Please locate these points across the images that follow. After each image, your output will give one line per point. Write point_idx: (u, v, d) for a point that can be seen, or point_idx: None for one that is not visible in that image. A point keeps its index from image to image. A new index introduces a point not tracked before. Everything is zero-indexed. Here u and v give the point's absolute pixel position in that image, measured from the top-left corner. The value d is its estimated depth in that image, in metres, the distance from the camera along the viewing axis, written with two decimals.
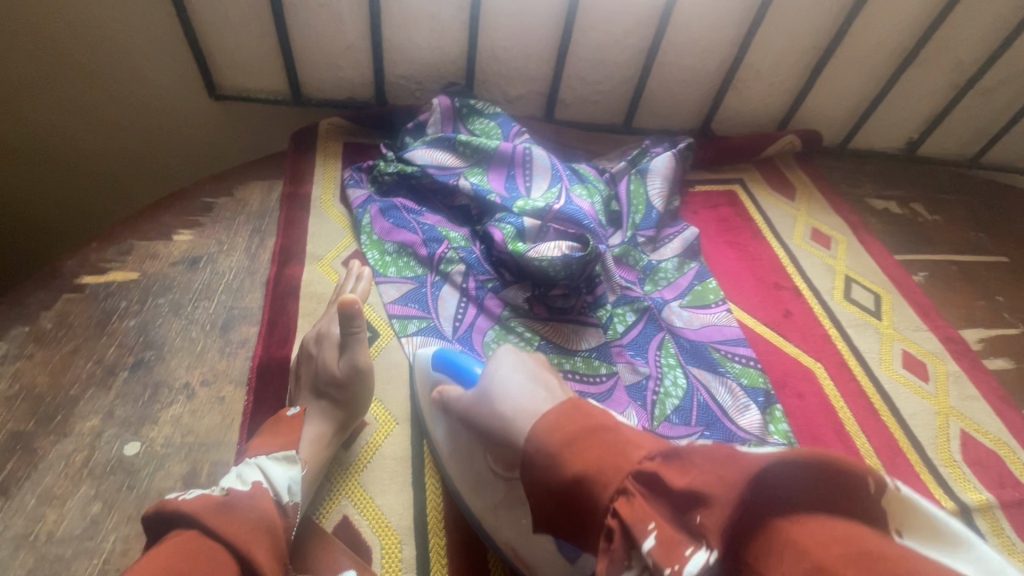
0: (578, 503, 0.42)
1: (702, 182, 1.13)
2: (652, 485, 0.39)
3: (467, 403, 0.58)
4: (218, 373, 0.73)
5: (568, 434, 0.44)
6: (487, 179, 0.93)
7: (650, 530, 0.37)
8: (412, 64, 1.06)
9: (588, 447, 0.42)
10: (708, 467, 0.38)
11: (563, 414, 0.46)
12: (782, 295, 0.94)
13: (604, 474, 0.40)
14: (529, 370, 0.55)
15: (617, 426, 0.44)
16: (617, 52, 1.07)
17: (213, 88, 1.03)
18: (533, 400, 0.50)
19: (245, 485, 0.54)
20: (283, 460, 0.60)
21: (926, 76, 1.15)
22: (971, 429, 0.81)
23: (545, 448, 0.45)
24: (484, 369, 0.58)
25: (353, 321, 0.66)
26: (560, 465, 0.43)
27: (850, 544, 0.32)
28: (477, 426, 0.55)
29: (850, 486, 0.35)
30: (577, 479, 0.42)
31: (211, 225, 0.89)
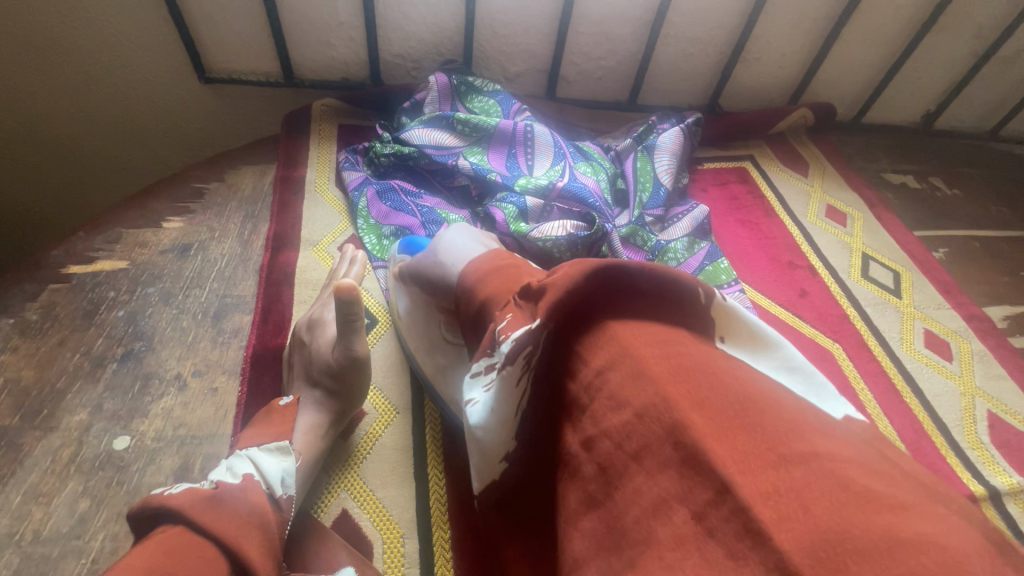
0: (479, 320, 0.45)
1: (711, 159, 1.09)
2: (526, 294, 0.40)
3: (419, 265, 0.61)
4: (211, 364, 0.70)
5: (486, 267, 0.48)
6: (487, 159, 0.89)
7: (506, 315, 0.40)
8: (407, 42, 1.02)
9: (497, 277, 0.46)
10: (569, 267, 0.39)
11: (496, 255, 0.50)
12: (797, 274, 0.90)
13: (502, 295, 0.44)
14: (475, 238, 0.58)
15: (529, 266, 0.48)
16: (621, 25, 1.02)
17: (201, 70, 0.99)
18: (472, 256, 0.54)
19: (235, 477, 0.50)
20: (277, 451, 0.56)
21: (945, 45, 1.10)
22: (999, 411, 0.77)
23: (466, 282, 0.49)
24: (436, 237, 0.61)
25: (353, 313, 0.61)
26: (476, 290, 0.47)
27: (665, 344, 0.36)
28: (426, 284, 0.59)
29: (677, 291, 0.40)
30: (481, 298, 0.46)
31: (202, 211, 0.86)
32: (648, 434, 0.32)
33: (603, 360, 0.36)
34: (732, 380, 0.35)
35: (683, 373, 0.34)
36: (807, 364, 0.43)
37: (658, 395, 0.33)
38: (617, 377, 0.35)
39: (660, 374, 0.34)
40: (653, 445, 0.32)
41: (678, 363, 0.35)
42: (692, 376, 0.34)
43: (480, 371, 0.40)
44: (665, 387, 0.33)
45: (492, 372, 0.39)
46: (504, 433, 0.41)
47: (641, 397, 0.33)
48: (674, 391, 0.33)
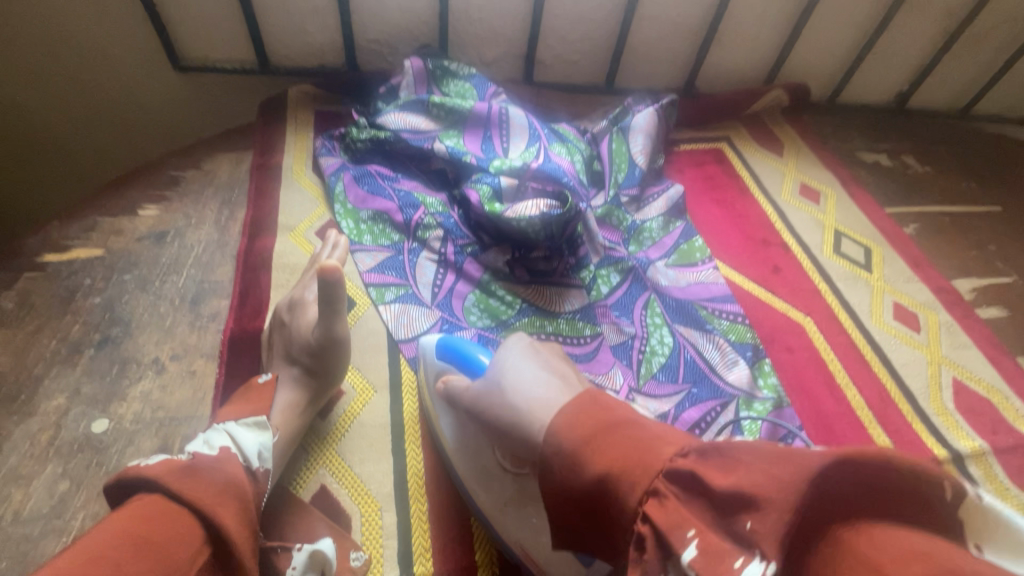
0: (606, 509, 0.38)
1: (688, 140, 1.10)
2: (686, 485, 0.36)
3: (478, 397, 0.53)
4: (189, 347, 0.70)
5: (590, 429, 0.41)
6: (462, 142, 0.90)
7: (690, 538, 0.34)
8: (382, 26, 1.02)
9: (612, 445, 0.40)
10: (758, 468, 0.35)
11: (581, 408, 0.43)
12: (770, 251, 0.92)
13: (630, 475, 0.37)
14: (539, 364, 0.52)
15: (631, 420, 0.42)
16: (595, 7, 1.03)
17: (175, 58, 0.98)
18: (552, 399, 0.47)
19: (212, 450, 0.51)
20: (255, 426, 0.57)
21: (915, 24, 1.11)
22: (964, 378, 0.79)
23: (561, 445, 0.42)
24: (495, 360, 0.54)
25: (333, 298, 0.62)
26: (581, 463, 0.40)
27: (923, 564, 0.30)
28: (492, 426, 0.51)
29: (905, 485, 0.33)
30: (594, 475, 0.39)
31: (178, 199, 0.86)
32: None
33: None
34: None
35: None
36: None
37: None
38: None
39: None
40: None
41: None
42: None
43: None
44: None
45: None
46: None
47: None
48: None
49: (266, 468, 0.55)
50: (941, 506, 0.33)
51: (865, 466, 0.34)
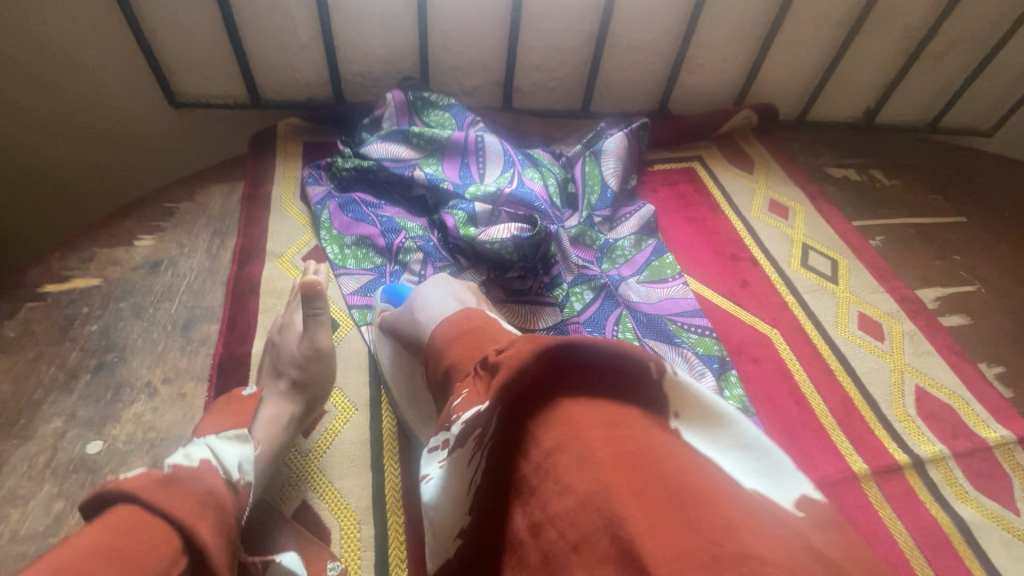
0: (444, 383, 0.54)
1: (662, 161, 1.14)
2: (482, 367, 0.48)
3: (397, 320, 0.69)
4: (179, 371, 0.74)
5: (454, 333, 0.56)
6: (441, 169, 0.95)
7: (461, 394, 0.48)
8: (367, 62, 1.07)
9: (460, 345, 0.54)
10: (519, 347, 0.46)
11: (461, 318, 0.58)
12: (739, 266, 0.96)
13: (466, 359, 0.52)
14: (451, 292, 0.68)
15: (490, 327, 0.56)
16: (568, 38, 1.08)
17: (171, 96, 1.04)
18: (446, 308, 0.64)
19: (192, 463, 0.52)
20: (236, 438, 0.59)
21: (876, 45, 1.16)
22: (927, 385, 0.82)
23: (436, 345, 0.58)
24: (416, 291, 0.69)
25: (315, 301, 0.69)
26: (444, 355, 0.55)
27: (622, 433, 0.39)
28: (402, 339, 0.68)
29: (631, 364, 0.43)
30: (446, 362, 0.54)
31: (172, 229, 0.91)
32: (591, 528, 0.35)
33: (553, 441, 0.40)
34: (677, 462, 0.38)
35: (628, 460, 0.37)
36: (761, 440, 0.43)
37: (598, 483, 0.36)
38: (565, 461, 0.38)
39: (601, 459, 0.38)
40: (591, 531, 0.35)
41: (623, 449, 0.38)
42: (635, 461, 0.38)
43: (437, 447, 0.48)
44: (608, 476, 0.37)
45: (446, 448, 0.47)
46: (455, 500, 0.47)
47: (582, 485, 0.37)
48: (629, 485, 0.36)
49: (247, 480, 0.56)
50: (650, 382, 0.44)
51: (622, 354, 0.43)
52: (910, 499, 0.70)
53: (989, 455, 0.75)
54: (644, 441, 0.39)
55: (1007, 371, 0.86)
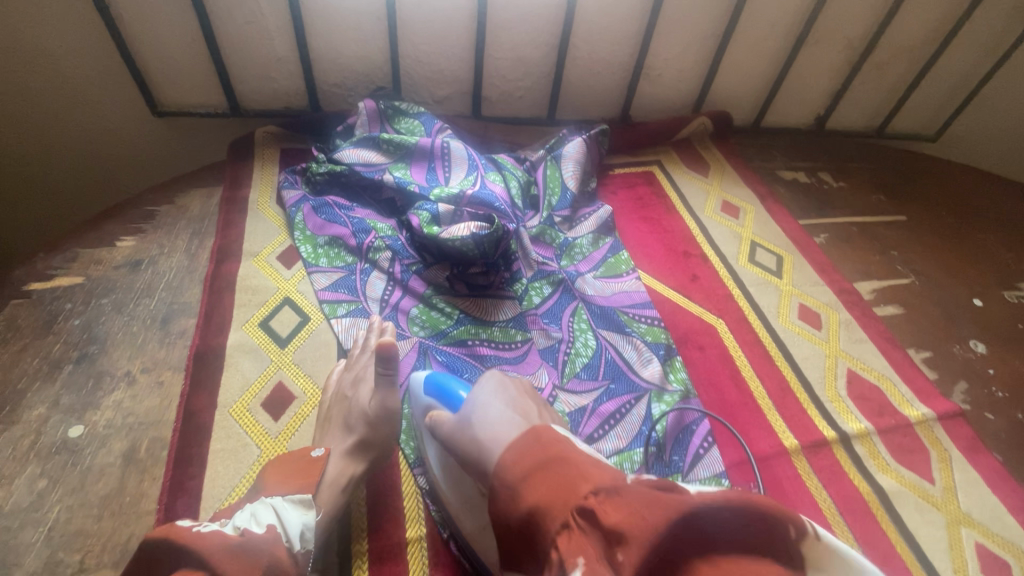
0: (534, 534, 0.47)
1: (622, 165, 1.21)
2: (588, 519, 0.43)
3: (455, 435, 0.62)
4: (158, 361, 0.79)
5: (530, 466, 0.50)
6: (410, 173, 1.01)
7: (577, 561, 0.41)
8: (341, 72, 1.13)
9: (542, 485, 0.48)
10: (633, 509, 0.42)
11: (527, 446, 0.52)
12: (690, 262, 1.02)
13: (555, 508, 0.46)
14: (507, 398, 0.62)
15: (569, 457, 0.50)
16: (532, 50, 1.15)
17: (154, 105, 1.09)
18: (504, 423, 0.58)
19: (259, 528, 0.57)
20: (299, 504, 0.62)
21: (821, 56, 1.24)
22: (858, 368, 0.89)
23: (508, 479, 0.51)
24: (471, 395, 0.64)
25: (388, 362, 0.71)
26: (520, 496, 0.49)
27: None
28: (459, 454, 0.61)
29: (767, 528, 0.39)
30: (528, 506, 0.48)
31: (153, 231, 0.96)
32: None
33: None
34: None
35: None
36: None
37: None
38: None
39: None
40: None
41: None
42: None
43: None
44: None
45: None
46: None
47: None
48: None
49: (307, 548, 0.60)
50: (791, 542, 0.39)
51: (732, 503, 0.40)
52: (835, 471, 0.77)
53: (910, 430, 0.81)
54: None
55: (933, 356, 0.93)
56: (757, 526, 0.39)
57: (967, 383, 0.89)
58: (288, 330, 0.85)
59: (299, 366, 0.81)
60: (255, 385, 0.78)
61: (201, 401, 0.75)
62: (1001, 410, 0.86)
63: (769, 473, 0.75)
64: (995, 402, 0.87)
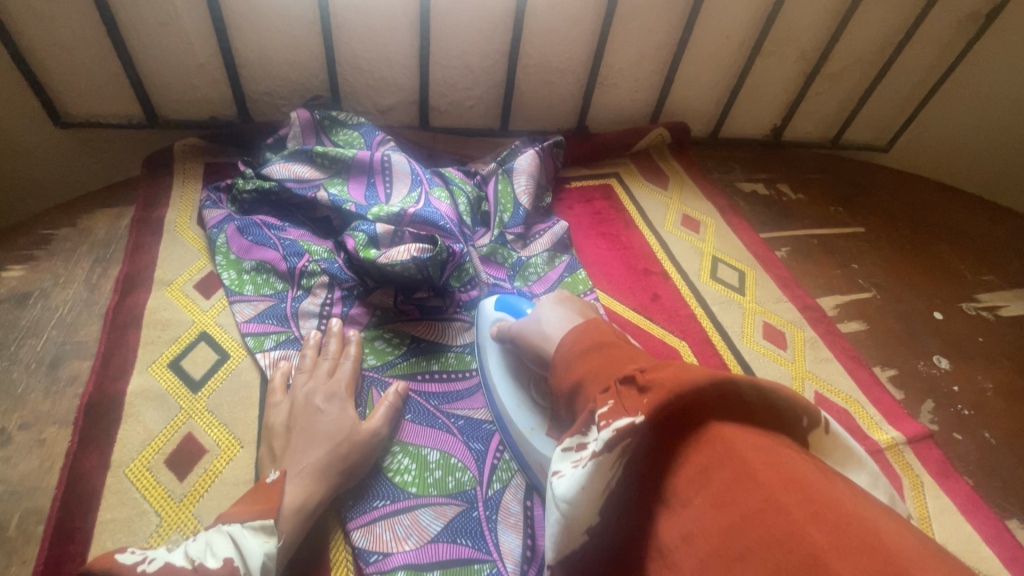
0: (579, 395, 0.52)
1: (578, 177, 1.16)
2: (628, 383, 0.46)
3: (522, 335, 0.70)
4: (40, 415, 0.67)
5: (585, 346, 0.55)
6: (347, 189, 0.92)
7: (607, 402, 0.46)
8: (271, 80, 1.04)
9: (596, 357, 0.53)
10: (677, 371, 0.44)
11: (587, 330, 0.57)
12: (651, 279, 0.97)
13: (600, 377, 0.51)
14: (573, 316, 0.69)
15: (622, 346, 0.55)
16: (480, 58, 1.08)
17: (56, 115, 0.97)
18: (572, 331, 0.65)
19: (214, 561, 0.51)
20: (260, 530, 0.55)
21: (777, 67, 1.22)
22: (826, 390, 0.85)
23: (563, 354, 0.57)
24: (537, 307, 0.71)
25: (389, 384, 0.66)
26: (572, 368, 0.54)
27: (772, 454, 0.38)
28: (528, 350, 0.69)
29: (786, 408, 0.43)
30: (578, 373, 0.53)
31: (47, 258, 0.84)
32: (749, 540, 0.34)
33: (704, 461, 0.39)
34: (833, 489, 0.36)
35: (793, 484, 0.36)
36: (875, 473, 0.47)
37: (764, 500, 0.35)
38: (719, 480, 0.38)
39: (769, 482, 0.36)
40: (762, 544, 0.33)
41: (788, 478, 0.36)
42: (803, 490, 0.36)
43: (572, 449, 0.46)
44: (771, 494, 0.35)
45: (584, 452, 0.45)
46: (590, 503, 0.43)
47: (748, 502, 0.36)
48: (786, 503, 0.35)
49: None
50: (803, 430, 0.43)
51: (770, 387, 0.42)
52: None
53: (881, 457, 0.77)
54: (805, 473, 0.37)
55: (899, 374, 0.90)
56: (771, 408, 0.42)
57: (933, 402, 0.86)
58: (202, 371, 0.74)
59: (212, 413, 0.70)
60: (158, 439, 0.67)
61: (90, 462, 0.64)
62: (967, 429, 0.84)
63: None
64: (961, 421, 0.84)
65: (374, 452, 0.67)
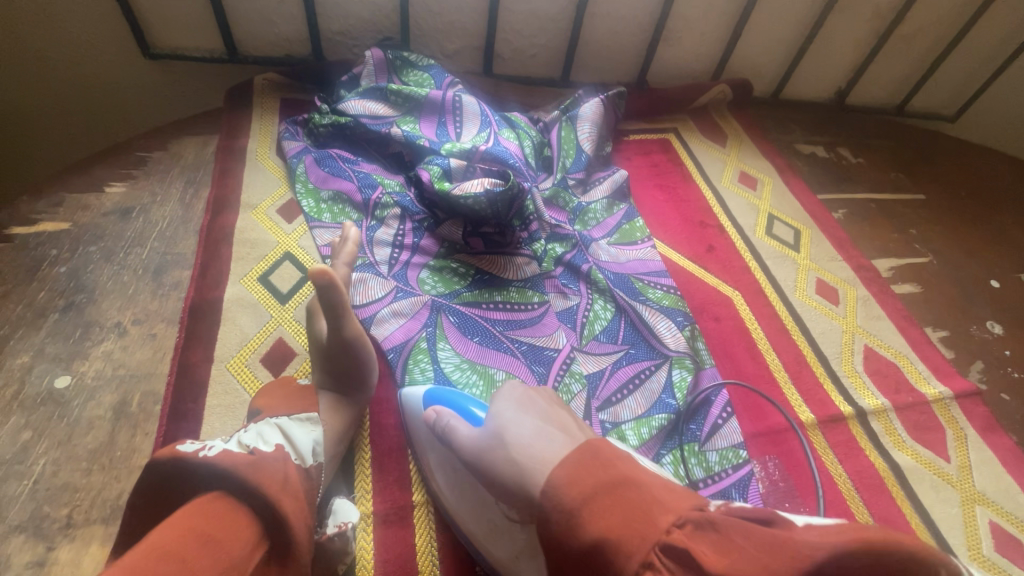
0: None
1: (637, 131, 1.17)
2: (678, 556, 0.36)
3: (480, 453, 0.53)
4: (150, 313, 0.75)
5: (588, 487, 0.42)
6: (419, 127, 0.96)
7: None
8: (346, 19, 1.06)
9: (609, 512, 0.40)
10: (755, 559, 0.34)
11: (581, 463, 0.44)
12: (707, 232, 0.99)
13: (630, 542, 0.38)
14: (540, 415, 0.53)
15: (633, 477, 0.42)
16: (548, 5, 1.09)
17: (145, 46, 1.02)
18: (547, 443, 0.49)
19: (269, 446, 0.53)
20: (306, 421, 0.61)
21: (848, 26, 1.19)
22: (876, 345, 0.87)
23: (563, 506, 0.42)
24: (491, 409, 0.55)
25: (332, 299, 0.60)
26: (584, 523, 0.40)
27: None
28: (490, 474, 0.52)
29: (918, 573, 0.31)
30: (591, 538, 0.39)
31: (144, 178, 0.91)
32: None
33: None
34: None
35: None
36: None
37: None
38: None
39: None
40: None
41: None
42: None
43: None
44: None
45: None
46: None
47: None
48: None
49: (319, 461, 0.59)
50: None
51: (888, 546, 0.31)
52: (851, 446, 0.75)
53: (927, 408, 0.80)
54: None
55: (950, 336, 0.91)
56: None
57: (983, 363, 0.88)
58: (288, 286, 0.81)
59: (299, 322, 0.77)
60: (253, 340, 0.74)
61: (196, 355, 0.71)
62: (1016, 390, 0.85)
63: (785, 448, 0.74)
64: (1011, 383, 0.86)
65: (359, 360, 0.66)
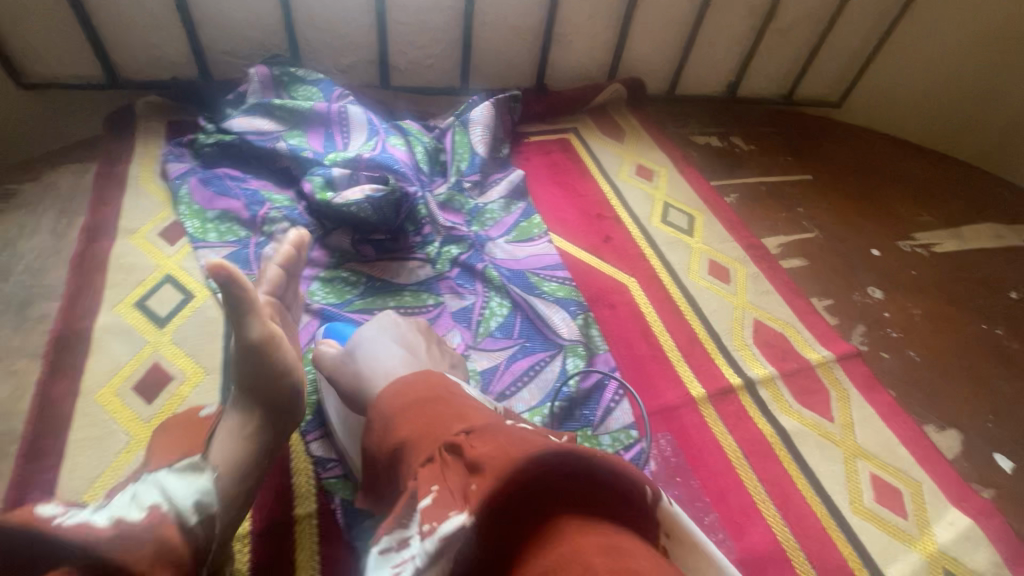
0: (398, 466, 0.45)
1: (537, 133, 1.19)
2: (457, 453, 0.41)
3: (339, 375, 0.61)
4: (10, 349, 0.71)
5: (406, 399, 0.49)
6: (306, 140, 0.95)
7: (431, 492, 0.39)
8: (232, 39, 1.05)
9: (416, 414, 0.47)
10: (505, 445, 0.39)
11: (412, 382, 0.51)
12: (604, 224, 1.02)
13: (423, 441, 0.44)
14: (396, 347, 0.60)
15: (453, 395, 0.49)
16: (436, 15, 1.11)
17: (16, 74, 0.98)
18: (390, 367, 0.56)
19: (139, 511, 0.45)
20: (188, 469, 0.52)
21: (727, 22, 1.26)
22: (764, 318, 0.90)
23: (382, 408, 0.50)
24: (358, 337, 0.62)
25: (235, 293, 0.59)
26: (392, 425, 0.47)
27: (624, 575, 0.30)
28: (347, 394, 0.59)
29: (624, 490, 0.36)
30: (398, 438, 0.46)
31: (12, 210, 0.86)
32: None
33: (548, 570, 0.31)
34: None
35: None
36: None
37: None
38: None
39: None
40: None
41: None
42: None
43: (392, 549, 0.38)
44: None
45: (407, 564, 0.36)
46: None
47: None
48: None
49: (207, 513, 0.50)
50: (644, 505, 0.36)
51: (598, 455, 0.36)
52: (741, 416, 0.77)
53: (812, 373, 0.83)
54: None
55: (835, 303, 0.95)
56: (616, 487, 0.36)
57: (864, 326, 0.92)
58: (167, 309, 0.78)
59: (178, 345, 0.74)
60: (126, 367, 0.71)
61: (60, 388, 0.67)
62: (894, 349, 0.90)
63: (677, 424, 0.75)
64: (890, 342, 0.91)
65: (268, 374, 0.60)
